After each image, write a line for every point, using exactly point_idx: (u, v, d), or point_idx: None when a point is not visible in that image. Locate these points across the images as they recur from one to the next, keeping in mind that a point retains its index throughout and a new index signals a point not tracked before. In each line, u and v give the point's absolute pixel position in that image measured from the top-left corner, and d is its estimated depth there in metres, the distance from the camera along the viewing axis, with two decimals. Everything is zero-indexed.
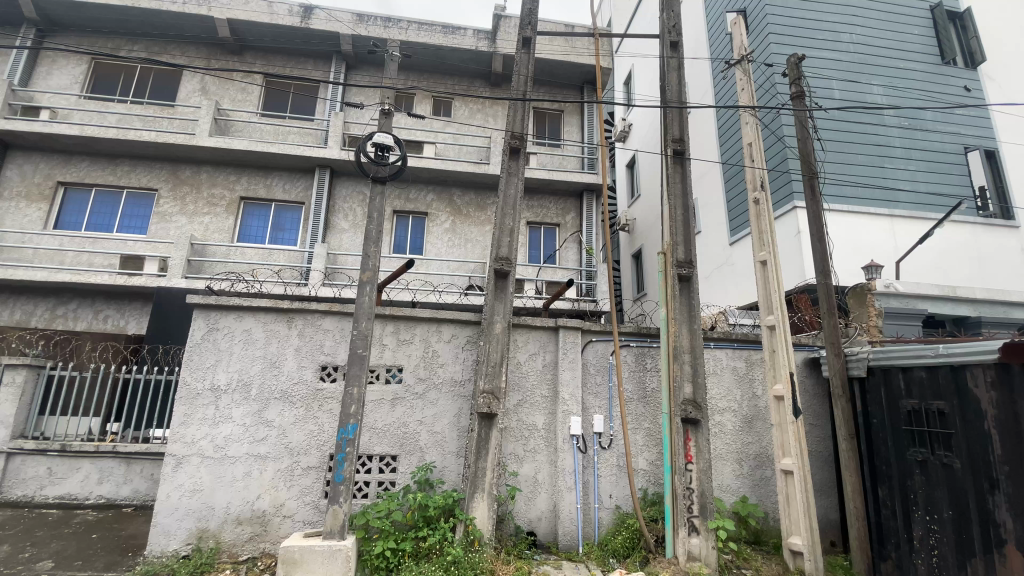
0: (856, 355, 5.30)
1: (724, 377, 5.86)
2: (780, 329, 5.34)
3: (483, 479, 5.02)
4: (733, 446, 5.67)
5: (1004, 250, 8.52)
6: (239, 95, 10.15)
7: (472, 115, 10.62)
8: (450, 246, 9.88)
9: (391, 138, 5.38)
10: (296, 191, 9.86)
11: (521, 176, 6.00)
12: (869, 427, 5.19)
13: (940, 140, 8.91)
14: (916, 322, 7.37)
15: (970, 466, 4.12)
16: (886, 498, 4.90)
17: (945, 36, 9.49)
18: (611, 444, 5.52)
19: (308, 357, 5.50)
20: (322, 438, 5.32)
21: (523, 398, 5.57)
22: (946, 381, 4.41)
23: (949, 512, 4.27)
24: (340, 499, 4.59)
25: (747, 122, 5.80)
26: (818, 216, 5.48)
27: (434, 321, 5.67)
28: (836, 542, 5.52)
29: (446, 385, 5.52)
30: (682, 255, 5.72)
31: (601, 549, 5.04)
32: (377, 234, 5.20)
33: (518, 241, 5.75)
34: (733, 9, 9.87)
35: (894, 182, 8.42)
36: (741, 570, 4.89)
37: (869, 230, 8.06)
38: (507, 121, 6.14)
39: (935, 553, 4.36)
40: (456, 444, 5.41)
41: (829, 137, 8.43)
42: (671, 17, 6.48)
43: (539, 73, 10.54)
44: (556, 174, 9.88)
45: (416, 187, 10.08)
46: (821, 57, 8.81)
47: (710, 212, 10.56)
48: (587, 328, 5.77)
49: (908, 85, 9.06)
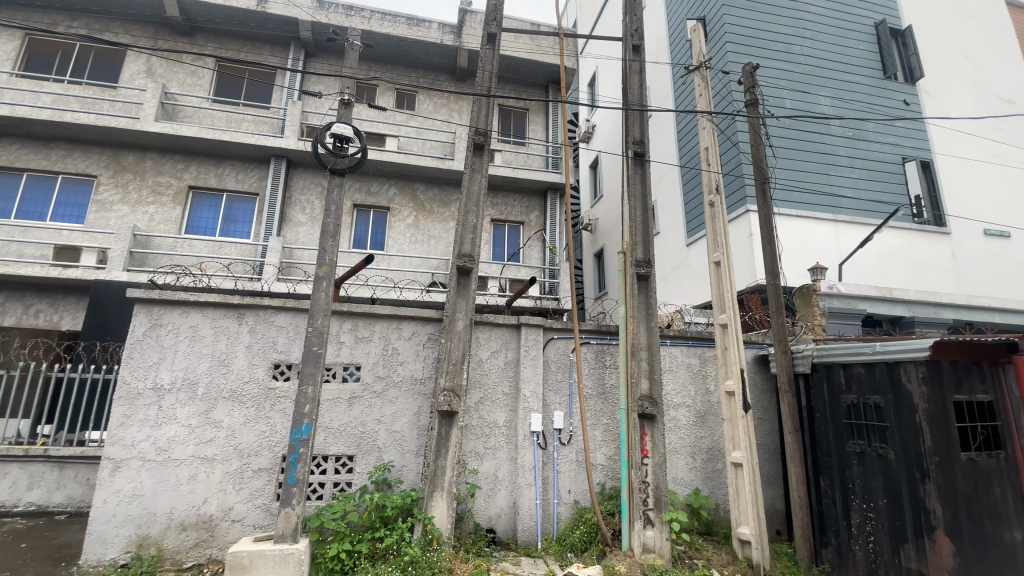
0: (801, 352, 5.59)
1: (680, 373, 6.05)
2: (732, 327, 5.53)
3: (442, 478, 4.94)
4: (686, 440, 5.85)
5: (936, 255, 9.15)
6: (188, 79, 9.64)
7: (436, 110, 10.48)
8: (413, 242, 9.73)
9: (351, 129, 5.24)
10: (249, 181, 9.46)
11: (485, 173, 5.95)
12: (813, 420, 5.47)
13: (881, 150, 9.48)
14: (856, 321, 7.82)
15: (903, 457, 4.41)
16: (827, 487, 5.18)
17: (887, 53, 10.08)
18: (570, 440, 5.59)
19: (260, 355, 5.28)
20: (275, 439, 5.13)
21: (484, 395, 5.55)
22: (882, 376, 4.71)
23: (884, 501, 4.55)
24: (293, 501, 4.43)
25: (704, 127, 5.98)
26: (769, 219, 5.72)
27: (394, 319, 5.56)
28: (782, 530, 5.81)
29: (406, 384, 5.43)
30: (640, 255, 5.84)
31: (559, 544, 5.12)
32: (335, 228, 5.05)
33: (481, 238, 5.71)
34: (693, 16, 10.18)
35: (838, 189, 8.91)
36: (693, 560, 5.04)
37: (815, 233, 8.49)
38: (471, 117, 6.08)
39: (871, 539, 4.64)
40: (415, 443, 5.33)
41: (780, 144, 8.83)
42: (634, 20, 6.57)
43: (504, 71, 10.53)
44: (521, 173, 9.89)
45: (378, 181, 9.86)
46: (775, 67, 9.21)
47: (669, 213, 10.83)
48: (549, 326, 5.82)
49: (853, 97, 9.60)
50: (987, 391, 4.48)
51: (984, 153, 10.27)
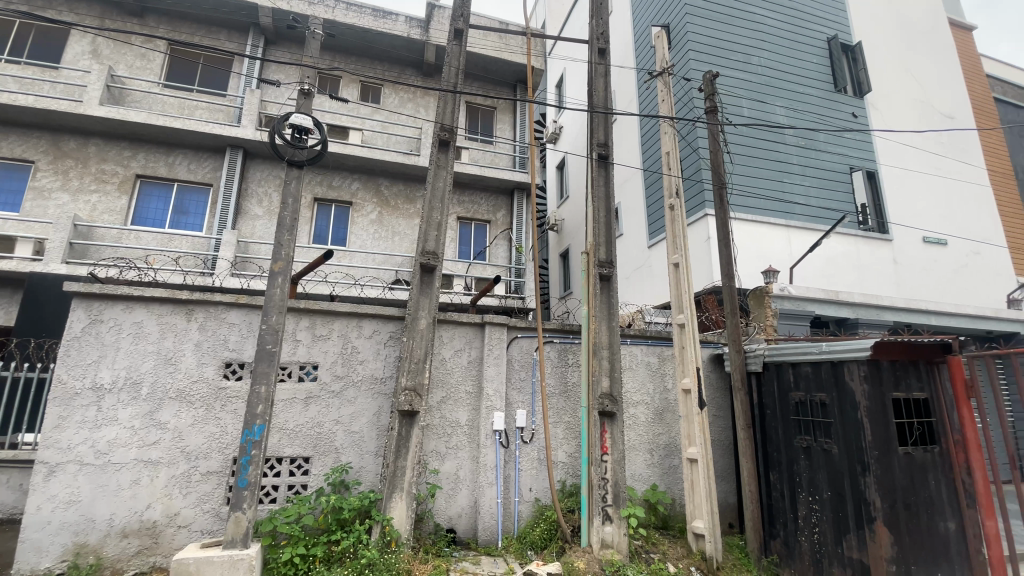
0: (754, 352, 5.81)
1: (639, 372, 6.17)
2: (689, 327, 5.69)
3: (402, 478, 4.86)
4: (645, 437, 5.99)
5: (879, 260, 9.70)
6: (137, 62, 9.13)
7: (402, 104, 10.32)
8: (377, 239, 9.55)
9: (310, 120, 5.08)
10: (202, 172, 9.04)
11: (450, 169, 5.89)
12: (764, 417, 5.69)
13: (830, 160, 9.97)
14: (805, 322, 8.20)
15: (845, 451, 4.65)
16: (776, 481, 5.41)
17: (838, 67, 10.58)
18: (532, 438, 5.62)
19: (210, 353, 5.05)
20: (225, 441, 4.92)
21: (446, 394, 5.50)
22: (827, 374, 4.94)
23: (828, 493, 4.79)
24: (244, 505, 4.27)
25: (666, 131, 6.11)
26: (726, 223, 5.90)
27: (354, 316, 5.44)
28: (734, 523, 6.04)
29: (366, 383, 5.32)
30: (603, 255, 5.92)
31: (520, 542, 5.14)
32: (292, 222, 4.91)
33: (445, 235, 5.66)
34: (658, 23, 10.41)
35: (791, 196, 9.32)
36: (649, 554, 5.16)
37: (768, 237, 8.86)
38: (436, 113, 6.00)
39: (816, 530, 4.86)
40: (375, 443, 5.23)
41: (737, 151, 9.16)
42: (600, 24, 6.64)
43: (472, 68, 10.45)
44: (488, 171, 9.85)
45: (340, 175, 9.60)
46: (734, 76, 9.53)
47: (632, 215, 11.05)
48: (512, 325, 5.82)
49: (805, 108, 10.05)
50: (923, 389, 4.71)
51: (925, 164, 10.94)
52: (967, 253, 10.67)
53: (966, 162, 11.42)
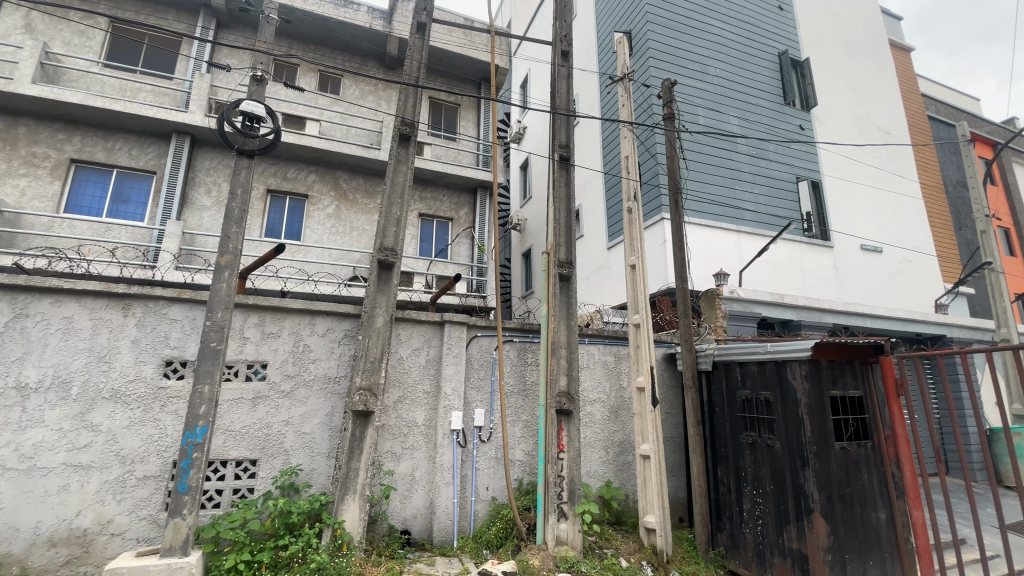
0: (704, 351, 6.03)
1: (596, 371, 6.31)
2: (644, 327, 5.83)
3: (355, 480, 4.75)
4: (600, 435, 6.13)
5: (821, 265, 10.27)
6: (76, 39, 8.51)
7: (363, 96, 10.07)
8: (334, 233, 9.29)
9: (262, 108, 4.87)
10: (146, 158, 8.52)
11: (410, 165, 5.80)
12: (713, 414, 5.92)
13: (778, 169, 10.47)
14: (752, 323, 8.56)
15: (787, 446, 4.90)
16: (723, 476, 5.63)
17: (787, 82, 11.13)
18: (490, 437, 5.62)
19: (149, 351, 4.77)
20: (164, 443, 4.66)
21: (403, 394, 5.40)
22: (771, 373, 5.19)
23: (771, 486, 5.02)
24: (183, 511, 4.05)
25: (625, 136, 6.24)
26: (680, 227, 6.09)
27: (307, 313, 5.27)
28: (683, 517, 6.25)
29: (318, 383, 5.16)
30: (563, 256, 5.98)
31: (475, 541, 5.13)
32: (241, 214, 4.71)
33: (404, 232, 5.56)
34: (621, 29, 10.61)
35: (741, 203, 9.73)
36: (602, 549, 5.25)
37: (720, 242, 9.21)
38: (397, 107, 5.89)
39: (759, 522, 5.10)
40: (327, 445, 5.08)
41: (692, 158, 9.48)
42: (564, 26, 6.70)
43: (435, 63, 10.32)
44: (450, 168, 9.75)
45: (295, 166, 9.28)
46: (691, 85, 9.85)
47: (592, 217, 11.23)
48: (472, 324, 5.79)
49: (757, 119, 10.51)
50: (858, 387, 5.00)
51: (864, 176, 11.65)
52: (899, 261, 11.45)
53: (900, 176, 12.25)
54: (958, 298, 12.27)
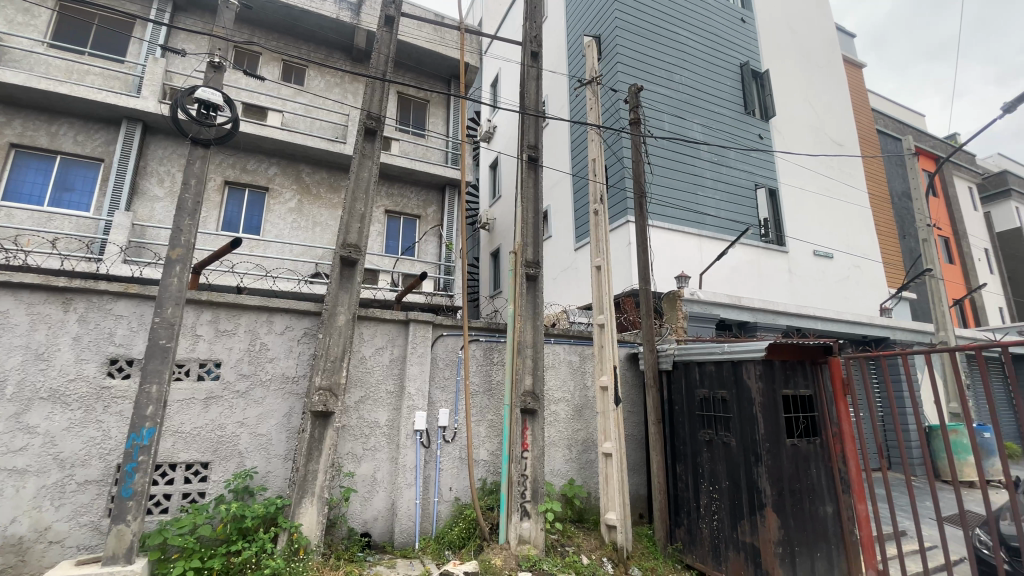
0: (665, 351, 6.19)
1: (561, 370, 6.38)
2: (608, 327, 5.91)
3: (314, 482, 4.63)
4: (564, 433, 6.20)
5: (777, 270, 10.68)
6: (17, 16, 7.96)
7: (328, 88, 9.84)
8: (295, 228, 9.03)
9: (219, 96, 4.69)
10: (93, 145, 8.05)
11: (375, 160, 5.70)
12: (673, 413, 6.07)
13: (738, 176, 10.85)
14: (711, 324, 8.78)
15: (742, 443, 5.07)
16: (682, 473, 5.79)
17: (748, 92, 11.54)
18: (454, 437, 5.58)
19: (92, 349, 4.50)
20: (108, 445, 4.41)
21: (365, 394, 5.29)
22: (728, 373, 5.36)
23: (726, 483, 5.19)
24: (128, 517, 3.84)
25: (592, 139, 6.32)
26: (644, 229, 6.21)
27: (264, 310, 5.10)
28: (643, 514, 6.39)
29: (275, 382, 5.01)
30: (530, 256, 6.00)
31: (438, 542, 5.09)
32: (195, 207, 4.52)
33: (368, 228, 5.46)
34: (590, 33, 10.76)
35: (703, 208, 10.04)
36: (564, 547, 5.31)
37: (682, 245, 9.46)
38: (363, 100, 5.77)
39: (715, 517, 5.26)
40: (284, 446, 4.93)
41: (657, 162, 9.71)
42: (534, 26, 6.71)
43: (404, 57, 10.17)
44: (418, 165, 9.63)
45: (256, 158, 8.98)
46: (657, 91, 10.09)
47: (560, 218, 11.33)
48: (437, 323, 5.74)
49: (719, 126, 10.86)
50: (808, 387, 5.21)
51: (817, 185, 12.21)
52: (849, 266, 12.04)
53: (851, 186, 12.90)
54: (901, 303, 13.04)
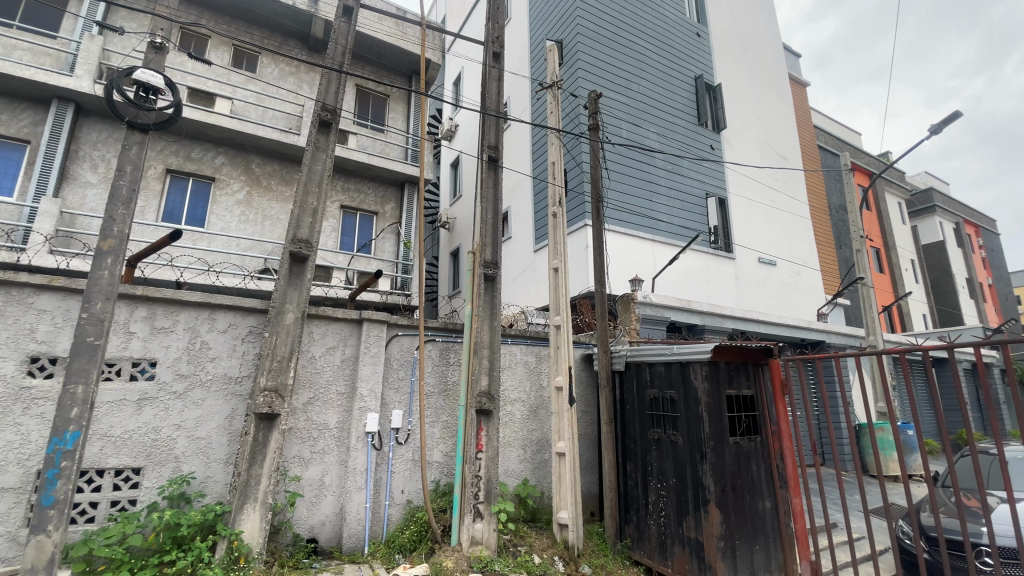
0: (618, 352, 6.36)
1: (517, 371, 6.42)
2: (564, 328, 5.98)
3: (256, 487, 4.44)
4: (519, 434, 6.24)
5: (724, 275, 11.17)
6: None
7: (283, 78, 9.50)
8: (244, 221, 8.63)
9: (161, 79, 4.40)
10: (18, 124, 7.39)
11: (330, 153, 5.53)
12: (624, 412, 6.23)
13: (691, 185, 11.27)
14: (662, 326, 9.07)
15: (688, 441, 5.26)
16: (632, 471, 5.95)
17: (701, 104, 12.01)
18: (407, 439, 5.50)
19: (9, 346, 4.13)
20: (26, 451, 4.06)
21: (313, 395, 5.13)
22: (676, 373, 5.54)
23: (673, 480, 5.37)
24: (49, 527, 3.54)
25: (552, 142, 6.39)
26: (601, 233, 6.34)
27: (205, 307, 4.85)
28: (595, 512, 6.53)
29: (217, 383, 4.77)
30: (489, 256, 5.98)
31: (388, 546, 4.99)
32: (130, 196, 4.23)
33: (321, 224, 5.29)
34: (553, 37, 10.90)
35: (657, 214, 10.37)
36: (516, 547, 5.33)
37: (637, 250, 9.73)
38: (318, 91, 5.59)
39: (662, 513, 5.43)
40: (226, 450, 4.71)
41: (615, 168, 9.94)
42: (496, 27, 6.71)
43: (364, 50, 9.94)
44: (376, 161, 9.44)
45: (202, 146, 8.54)
46: (616, 98, 10.33)
47: (520, 219, 11.41)
48: (392, 322, 5.63)
49: (673, 136, 11.25)
50: (750, 387, 5.48)
51: (763, 196, 12.86)
52: (790, 274, 12.75)
53: (793, 198, 13.67)
54: (836, 309, 13.93)
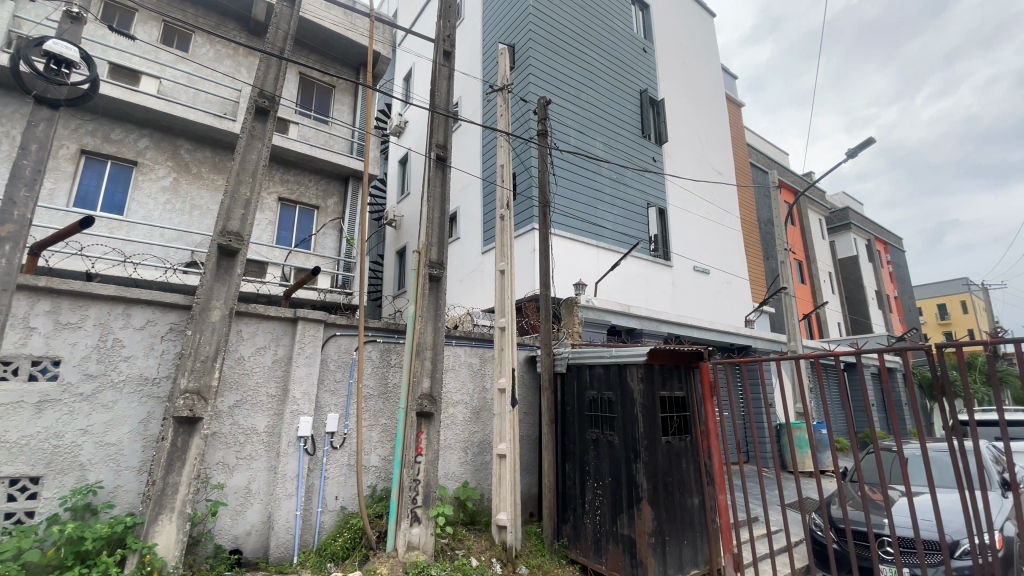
0: (561, 355, 6.48)
1: (460, 372, 6.39)
2: (509, 330, 6.01)
3: (173, 497, 4.12)
4: (460, 436, 6.20)
5: (663, 282, 11.67)
6: None
7: (219, 60, 8.95)
8: (170, 210, 8.04)
9: (76, 51, 4.03)
10: None
11: (266, 142, 5.26)
12: (564, 413, 6.35)
13: (633, 194, 11.70)
14: (603, 330, 9.33)
15: (623, 441, 5.44)
16: (570, 471, 6.08)
17: (645, 117, 12.51)
18: (343, 443, 5.31)
19: None
20: None
21: (241, 398, 4.85)
22: (614, 375, 5.72)
23: (609, 479, 5.53)
24: None
25: (501, 145, 6.41)
26: (546, 237, 6.43)
27: (120, 302, 4.47)
28: (533, 512, 6.62)
29: (131, 384, 4.40)
30: (434, 256, 5.91)
31: (319, 555, 4.80)
32: (34, 177, 3.82)
33: (254, 216, 5.01)
34: (505, 41, 10.98)
35: (601, 221, 10.68)
36: (454, 551, 5.28)
37: (581, 255, 9.97)
38: (255, 76, 5.30)
39: (598, 512, 5.58)
40: (139, 457, 4.34)
41: (562, 174, 10.14)
42: (448, 25, 6.65)
43: (310, 38, 9.56)
44: (319, 153, 9.09)
45: (124, 127, 7.88)
46: (565, 106, 10.55)
47: (468, 220, 11.37)
48: (331, 321, 5.43)
49: (618, 145, 11.63)
50: (681, 388, 5.74)
51: (700, 207, 13.58)
52: (722, 282, 13.53)
53: (727, 211, 14.52)
54: (763, 316, 14.92)
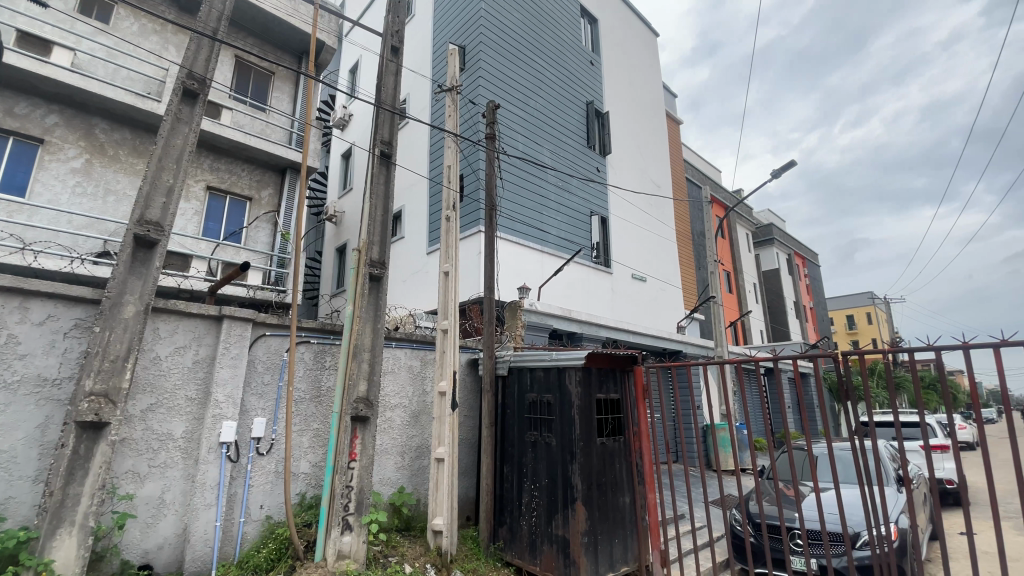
0: (502, 358, 6.50)
1: (399, 375, 6.26)
2: (451, 332, 5.95)
3: (73, 509, 3.73)
4: (397, 441, 6.06)
5: (603, 288, 12.05)
6: None
7: (144, 35, 8.26)
8: (80, 194, 7.30)
9: None
10: None
11: (194, 127, 4.91)
12: (504, 416, 6.38)
13: (578, 201, 12.02)
14: (545, 333, 9.49)
15: (561, 443, 5.55)
16: (508, 473, 6.11)
17: (590, 128, 12.90)
18: (270, 449, 5.02)
19: None
20: None
21: (157, 401, 4.49)
22: (554, 378, 5.83)
23: (546, 480, 5.62)
24: None
25: (449, 146, 6.35)
26: (491, 240, 6.42)
27: (16, 294, 4.00)
28: (470, 516, 6.60)
29: (26, 386, 3.94)
30: (375, 255, 5.75)
31: (240, 567, 4.51)
32: None
33: (177, 205, 4.65)
34: (456, 41, 10.95)
35: (546, 226, 10.88)
36: (387, 558, 5.14)
37: (525, 259, 10.08)
38: (183, 56, 4.94)
39: (533, 513, 5.65)
40: (34, 467, 3.89)
41: (509, 178, 10.25)
42: (396, 21, 6.51)
43: (248, 20, 9.04)
44: (254, 142, 8.62)
45: (28, 100, 7.07)
46: (514, 111, 10.67)
47: (412, 219, 11.19)
48: (260, 320, 5.14)
49: (565, 153, 11.91)
50: (617, 391, 5.95)
51: (639, 217, 14.17)
52: (658, 290, 14.19)
53: (664, 222, 15.25)
54: (694, 323, 15.78)
